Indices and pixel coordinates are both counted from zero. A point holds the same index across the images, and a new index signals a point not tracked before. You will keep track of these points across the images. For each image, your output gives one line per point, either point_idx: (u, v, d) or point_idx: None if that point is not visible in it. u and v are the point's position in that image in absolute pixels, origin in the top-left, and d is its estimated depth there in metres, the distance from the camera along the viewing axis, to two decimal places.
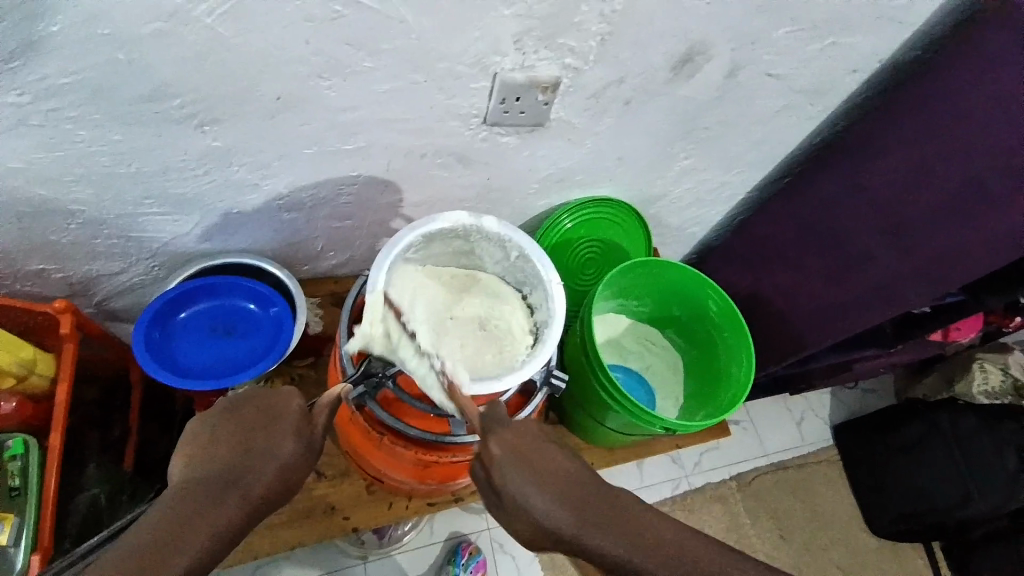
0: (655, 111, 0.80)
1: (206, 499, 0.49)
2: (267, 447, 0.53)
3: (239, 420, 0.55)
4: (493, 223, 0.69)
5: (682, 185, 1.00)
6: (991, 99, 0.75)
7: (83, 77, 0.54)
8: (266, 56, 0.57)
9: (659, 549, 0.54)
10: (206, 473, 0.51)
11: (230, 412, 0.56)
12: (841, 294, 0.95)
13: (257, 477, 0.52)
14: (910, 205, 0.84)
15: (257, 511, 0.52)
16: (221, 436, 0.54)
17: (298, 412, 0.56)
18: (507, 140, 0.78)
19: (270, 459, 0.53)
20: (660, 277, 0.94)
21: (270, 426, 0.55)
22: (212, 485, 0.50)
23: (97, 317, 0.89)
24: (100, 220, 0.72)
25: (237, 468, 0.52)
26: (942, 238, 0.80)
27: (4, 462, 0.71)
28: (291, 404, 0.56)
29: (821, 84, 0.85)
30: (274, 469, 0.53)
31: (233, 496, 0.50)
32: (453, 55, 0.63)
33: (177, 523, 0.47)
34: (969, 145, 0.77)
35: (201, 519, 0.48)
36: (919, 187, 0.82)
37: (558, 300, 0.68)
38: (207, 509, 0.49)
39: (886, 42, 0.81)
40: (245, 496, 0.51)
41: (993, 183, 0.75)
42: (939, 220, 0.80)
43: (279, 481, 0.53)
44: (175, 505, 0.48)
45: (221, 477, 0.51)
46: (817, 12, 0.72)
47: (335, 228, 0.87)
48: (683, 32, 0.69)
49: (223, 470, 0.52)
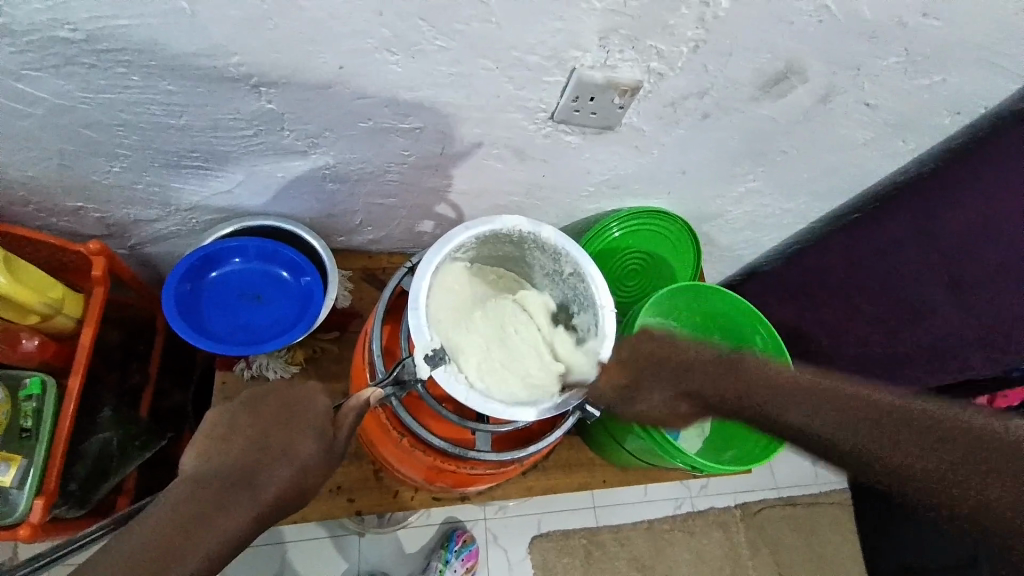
0: (735, 127, 0.74)
1: (215, 499, 0.48)
2: (284, 446, 0.51)
3: (257, 413, 0.54)
4: (553, 234, 0.65)
5: (744, 207, 0.94)
6: None
7: (138, 20, 0.50)
8: (331, 19, 0.53)
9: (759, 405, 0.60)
10: (217, 471, 0.50)
11: (252, 403, 0.54)
12: (894, 342, 0.96)
13: (270, 478, 0.50)
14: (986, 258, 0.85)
15: (271, 513, 0.50)
16: (238, 428, 0.53)
17: (322, 414, 0.54)
18: (570, 139, 0.73)
19: (287, 461, 0.51)
20: (722, 302, 0.90)
21: (286, 424, 0.53)
22: (225, 480, 0.49)
23: (128, 260, 0.88)
24: (142, 167, 0.70)
25: (250, 466, 0.50)
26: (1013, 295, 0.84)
27: (19, 400, 0.71)
28: (314, 404, 0.54)
29: (921, 123, 0.78)
30: (287, 472, 0.50)
31: (246, 495, 0.48)
32: (534, 43, 0.58)
33: (188, 516, 0.46)
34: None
35: (213, 516, 0.47)
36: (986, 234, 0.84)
37: (607, 326, 0.64)
38: (214, 511, 0.47)
39: (1001, 89, 0.73)
40: (257, 497, 0.49)
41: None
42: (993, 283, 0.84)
43: (295, 482, 0.51)
44: (188, 498, 0.47)
45: (236, 474, 0.49)
46: (934, 45, 0.65)
47: (377, 204, 0.83)
48: (783, 50, 0.63)
49: (233, 468, 0.50)
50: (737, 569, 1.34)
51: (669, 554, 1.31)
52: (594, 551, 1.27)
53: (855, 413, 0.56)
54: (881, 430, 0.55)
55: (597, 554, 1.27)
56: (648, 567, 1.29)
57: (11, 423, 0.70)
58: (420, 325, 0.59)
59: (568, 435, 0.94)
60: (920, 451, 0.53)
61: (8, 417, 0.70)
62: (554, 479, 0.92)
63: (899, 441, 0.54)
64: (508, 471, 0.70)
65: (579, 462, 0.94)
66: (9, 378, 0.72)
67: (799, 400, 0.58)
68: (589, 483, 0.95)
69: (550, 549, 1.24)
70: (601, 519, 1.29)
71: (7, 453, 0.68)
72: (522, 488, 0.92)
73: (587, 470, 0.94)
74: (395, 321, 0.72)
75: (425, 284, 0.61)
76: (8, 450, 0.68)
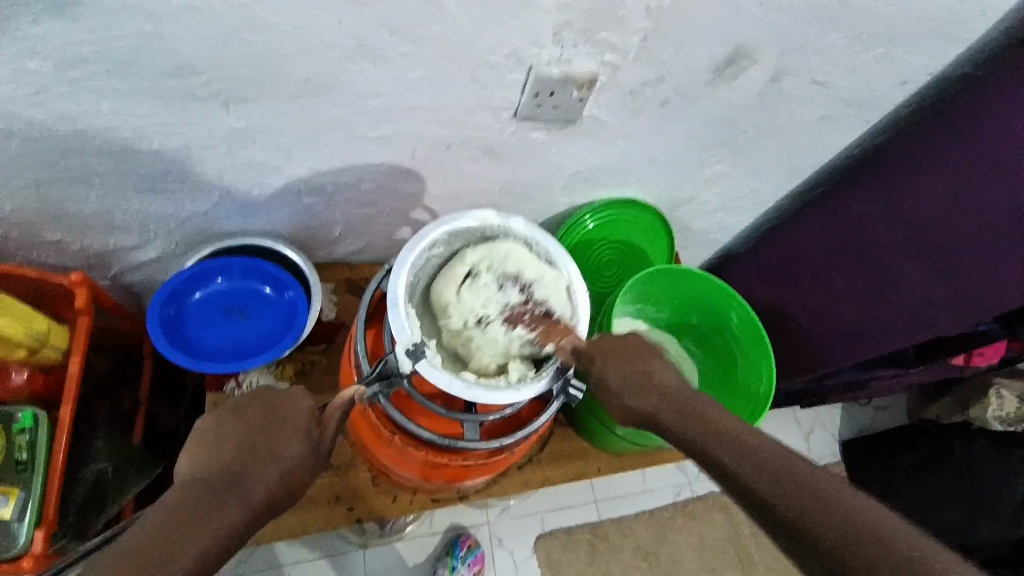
0: (694, 112, 0.77)
1: (211, 497, 0.47)
2: (272, 450, 0.52)
3: (244, 422, 0.54)
4: (521, 225, 0.69)
5: (712, 190, 0.97)
6: (1000, 116, 0.75)
7: (107, 46, 0.52)
8: (296, 35, 0.55)
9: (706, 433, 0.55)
10: (209, 474, 0.49)
11: (237, 409, 0.55)
12: (865, 314, 0.92)
13: (260, 481, 0.50)
14: (963, 217, 0.79)
15: (256, 521, 0.49)
16: (225, 436, 0.52)
17: (307, 413, 0.56)
18: (537, 136, 0.76)
19: (277, 459, 0.52)
20: (698, 284, 0.93)
21: (273, 428, 0.54)
22: (211, 489, 0.48)
23: (111, 289, 0.88)
24: (118, 192, 0.70)
25: (240, 469, 0.50)
26: (971, 267, 0.78)
27: (12, 434, 0.71)
28: (299, 406, 0.56)
29: (869, 95, 0.81)
30: (278, 472, 0.51)
31: (234, 502, 0.48)
32: (494, 43, 0.60)
33: (178, 524, 0.44)
34: (984, 143, 0.77)
35: (198, 524, 0.45)
36: (959, 209, 0.79)
37: (582, 309, 0.68)
38: (211, 509, 0.46)
39: (939, 58, 0.77)
40: (251, 495, 0.49)
41: (996, 214, 0.75)
42: (972, 249, 0.78)
43: (280, 486, 0.52)
44: (174, 508, 0.45)
45: (224, 478, 0.49)
46: (875, 19, 0.69)
47: (355, 215, 0.85)
48: (731, 33, 0.66)
49: (225, 471, 0.50)
50: (742, 552, 1.36)
51: (673, 542, 1.32)
52: (600, 545, 1.28)
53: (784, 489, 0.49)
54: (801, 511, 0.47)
55: (603, 547, 1.28)
56: (653, 557, 1.30)
57: (6, 458, 0.70)
58: (397, 313, 0.62)
59: (559, 427, 0.97)
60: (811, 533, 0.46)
61: (3, 451, 0.70)
62: (551, 470, 0.95)
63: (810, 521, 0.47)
64: (500, 460, 0.73)
65: (573, 452, 0.97)
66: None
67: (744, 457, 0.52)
68: (585, 471, 0.97)
69: (555, 546, 1.25)
70: (603, 513, 1.30)
71: (3, 487, 0.68)
72: (519, 482, 0.94)
73: (583, 458, 0.97)
74: (378, 324, 0.74)
75: (402, 281, 0.63)
76: (4, 484, 0.68)
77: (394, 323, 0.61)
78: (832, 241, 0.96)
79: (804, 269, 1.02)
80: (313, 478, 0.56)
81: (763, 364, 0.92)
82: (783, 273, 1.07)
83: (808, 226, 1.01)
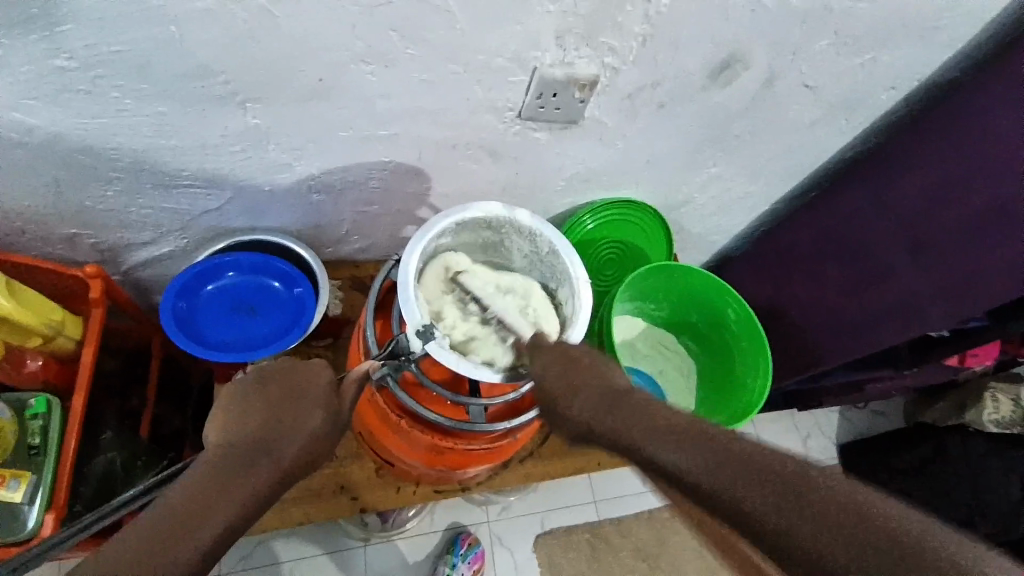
0: (690, 115, 0.80)
1: (242, 461, 0.50)
2: (296, 419, 0.55)
3: (267, 395, 0.56)
4: (526, 217, 0.71)
5: (709, 193, 1.00)
6: (982, 110, 0.78)
7: (128, 46, 0.55)
8: (311, 38, 0.58)
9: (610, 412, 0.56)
10: (240, 440, 0.52)
11: (260, 382, 0.57)
12: (860, 309, 0.94)
13: (287, 446, 0.53)
14: (957, 209, 0.81)
15: (279, 486, 0.51)
16: (252, 407, 0.55)
17: (326, 385, 0.58)
18: (539, 136, 0.78)
19: (302, 426, 0.54)
20: (694, 280, 0.95)
21: (297, 400, 0.56)
22: (246, 451, 0.51)
23: (123, 285, 0.91)
24: (133, 190, 0.73)
25: (268, 435, 0.53)
26: (966, 261, 0.79)
27: (26, 420, 0.74)
28: (320, 379, 0.59)
29: (858, 101, 0.84)
30: (303, 437, 0.54)
31: (261, 467, 0.50)
32: (498, 45, 0.63)
33: (216, 487, 0.47)
34: (967, 143, 0.80)
35: (234, 484, 0.48)
36: (953, 200, 0.81)
37: (584, 295, 0.71)
38: (241, 471, 0.49)
39: (925, 65, 0.80)
40: (279, 457, 0.52)
41: (1011, 207, 0.75)
42: (967, 246, 0.79)
43: (306, 451, 0.54)
44: (208, 470, 0.48)
45: (253, 443, 0.52)
46: (861, 26, 0.72)
47: (362, 213, 0.88)
48: (724, 38, 0.69)
49: (253, 436, 0.52)
50: None
51: (672, 542, 1.34)
52: (600, 545, 1.29)
53: (678, 435, 0.49)
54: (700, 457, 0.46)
55: (602, 548, 1.29)
56: (652, 557, 1.32)
57: (18, 442, 0.73)
58: (407, 296, 0.64)
59: None
60: (725, 477, 0.44)
61: (16, 436, 0.73)
62: (552, 464, 0.96)
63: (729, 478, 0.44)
64: (504, 445, 0.75)
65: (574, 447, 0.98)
66: (15, 402, 0.75)
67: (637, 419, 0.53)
68: (585, 466, 0.99)
69: (555, 545, 1.26)
70: (602, 513, 1.31)
71: (17, 471, 0.71)
72: (520, 475, 0.96)
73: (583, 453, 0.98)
74: (386, 314, 0.77)
75: (414, 267, 0.66)
76: (17, 468, 0.71)
77: (405, 304, 0.64)
78: (830, 236, 0.98)
79: (801, 270, 1.04)
80: (333, 447, 0.58)
81: (758, 357, 0.94)
82: (784, 278, 1.08)
83: (804, 224, 1.03)
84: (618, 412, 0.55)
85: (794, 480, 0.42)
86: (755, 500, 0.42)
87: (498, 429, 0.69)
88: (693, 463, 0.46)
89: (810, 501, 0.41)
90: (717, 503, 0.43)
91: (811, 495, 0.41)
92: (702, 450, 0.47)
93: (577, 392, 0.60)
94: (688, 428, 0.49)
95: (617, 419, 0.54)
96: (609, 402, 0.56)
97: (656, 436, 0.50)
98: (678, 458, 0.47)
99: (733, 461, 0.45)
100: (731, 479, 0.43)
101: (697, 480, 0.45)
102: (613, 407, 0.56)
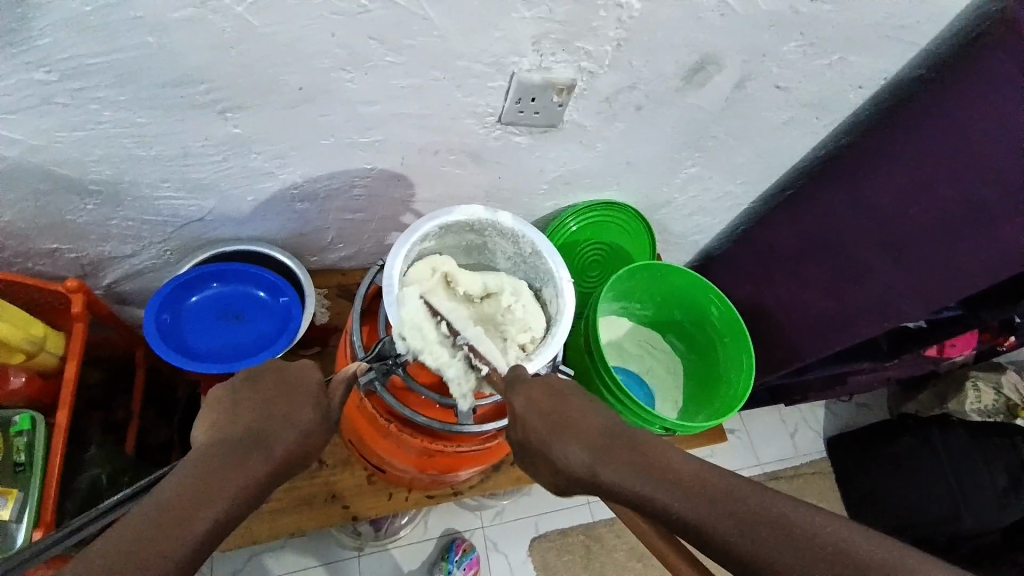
0: (668, 116, 0.82)
1: (231, 459, 0.50)
2: (287, 414, 0.54)
3: (259, 391, 0.55)
4: (508, 219, 0.72)
5: (689, 192, 1.02)
6: (947, 110, 0.79)
7: (109, 58, 0.55)
8: (290, 47, 0.58)
9: (606, 450, 0.54)
10: (229, 437, 0.51)
11: (250, 378, 0.56)
12: (841, 304, 0.97)
13: (279, 442, 0.52)
14: (929, 204, 0.82)
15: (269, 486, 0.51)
16: (242, 405, 0.54)
17: (316, 382, 0.58)
18: (520, 140, 0.79)
19: (293, 421, 0.54)
20: (676, 279, 0.97)
21: (289, 396, 0.55)
22: (236, 449, 0.51)
23: (105, 298, 0.90)
24: (114, 201, 0.73)
25: (259, 431, 0.52)
26: (938, 257, 0.82)
27: (10, 438, 0.73)
28: (310, 375, 0.58)
29: (830, 100, 0.87)
30: (296, 433, 0.54)
31: (252, 464, 0.50)
32: (478, 51, 0.64)
33: (208, 487, 0.47)
34: (936, 142, 0.80)
35: (224, 483, 0.48)
36: (926, 197, 0.82)
37: (568, 292, 0.72)
38: (231, 470, 0.49)
39: (893, 63, 0.83)
40: (270, 454, 0.52)
41: (988, 204, 0.76)
42: (937, 243, 0.82)
43: (299, 446, 0.54)
44: (197, 470, 0.48)
45: (244, 440, 0.51)
46: (829, 27, 0.74)
47: (346, 220, 0.88)
48: (697, 41, 0.70)
49: (244, 432, 0.52)
50: None
51: None
52: (594, 546, 1.29)
53: (672, 479, 0.51)
54: (698, 503, 0.50)
55: (597, 549, 1.30)
56: (647, 556, 1.32)
57: (5, 459, 0.71)
58: (393, 299, 0.65)
59: None
60: (722, 524, 0.48)
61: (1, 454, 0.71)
62: None
63: (722, 519, 0.48)
64: (494, 446, 0.75)
65: None
66: None
67: (631, 459, 0.53)
68: None
69: (549, 548, 1.26)
70: (596, 514, 1.32)
71: (3, 489, 0.70)
72: (514, 477, 0.96)
73: None
74: (371, 321, 0.78)
75: (399, 269, 0.67)
76: (3, 486, 0.70)
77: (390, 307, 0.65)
78: (807, 232, 1.00)
79: (781, 266, 1.06)
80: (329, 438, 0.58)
81: (743, 353, 0.94)
82: (765, 278, 1.10)
83: (782, 221, 1.06)
84: (614, 456, 0.54)
85: (776, 516, 0.48)
86: (745, 539, 0.47)
87: (487, 430, 0.69)
88: (685, 507, 0.50)
89: (793, 537, 0.47)
90: (708, 540, 0.49)
91: (788, 531, 0.47)
92: (699, 495, 0.50)
93: (567, 435, 0.55)
94: (684, 471, 0.52)
95: (615, 470, 0.53)
96: (601, 442, 0.55)
97: (652, 484, 0.51)
98: (673, 503, 0.50)
99: (729, 505, 0.49)
100: (733, 524, 0.48)
101: (695, 523, 0.49)
102: (609, 454, 0.54)
